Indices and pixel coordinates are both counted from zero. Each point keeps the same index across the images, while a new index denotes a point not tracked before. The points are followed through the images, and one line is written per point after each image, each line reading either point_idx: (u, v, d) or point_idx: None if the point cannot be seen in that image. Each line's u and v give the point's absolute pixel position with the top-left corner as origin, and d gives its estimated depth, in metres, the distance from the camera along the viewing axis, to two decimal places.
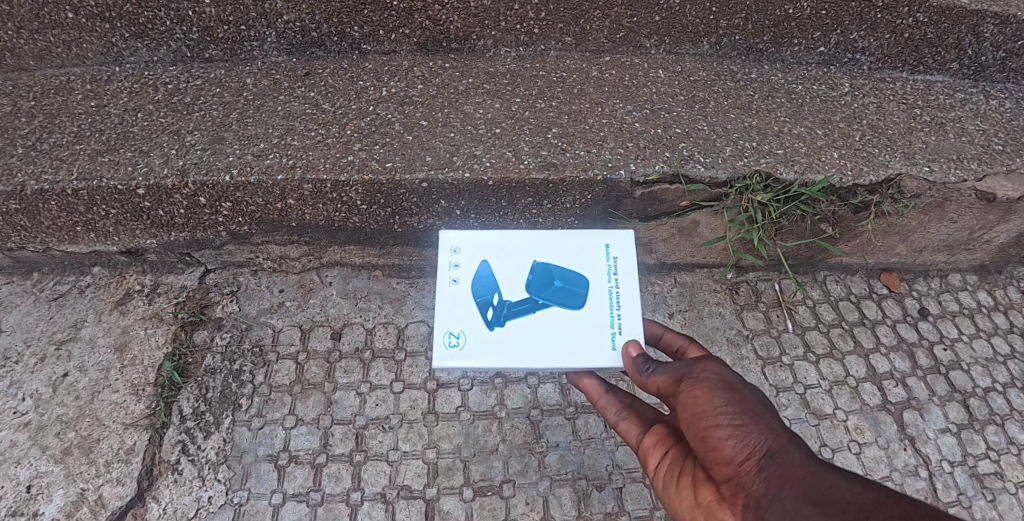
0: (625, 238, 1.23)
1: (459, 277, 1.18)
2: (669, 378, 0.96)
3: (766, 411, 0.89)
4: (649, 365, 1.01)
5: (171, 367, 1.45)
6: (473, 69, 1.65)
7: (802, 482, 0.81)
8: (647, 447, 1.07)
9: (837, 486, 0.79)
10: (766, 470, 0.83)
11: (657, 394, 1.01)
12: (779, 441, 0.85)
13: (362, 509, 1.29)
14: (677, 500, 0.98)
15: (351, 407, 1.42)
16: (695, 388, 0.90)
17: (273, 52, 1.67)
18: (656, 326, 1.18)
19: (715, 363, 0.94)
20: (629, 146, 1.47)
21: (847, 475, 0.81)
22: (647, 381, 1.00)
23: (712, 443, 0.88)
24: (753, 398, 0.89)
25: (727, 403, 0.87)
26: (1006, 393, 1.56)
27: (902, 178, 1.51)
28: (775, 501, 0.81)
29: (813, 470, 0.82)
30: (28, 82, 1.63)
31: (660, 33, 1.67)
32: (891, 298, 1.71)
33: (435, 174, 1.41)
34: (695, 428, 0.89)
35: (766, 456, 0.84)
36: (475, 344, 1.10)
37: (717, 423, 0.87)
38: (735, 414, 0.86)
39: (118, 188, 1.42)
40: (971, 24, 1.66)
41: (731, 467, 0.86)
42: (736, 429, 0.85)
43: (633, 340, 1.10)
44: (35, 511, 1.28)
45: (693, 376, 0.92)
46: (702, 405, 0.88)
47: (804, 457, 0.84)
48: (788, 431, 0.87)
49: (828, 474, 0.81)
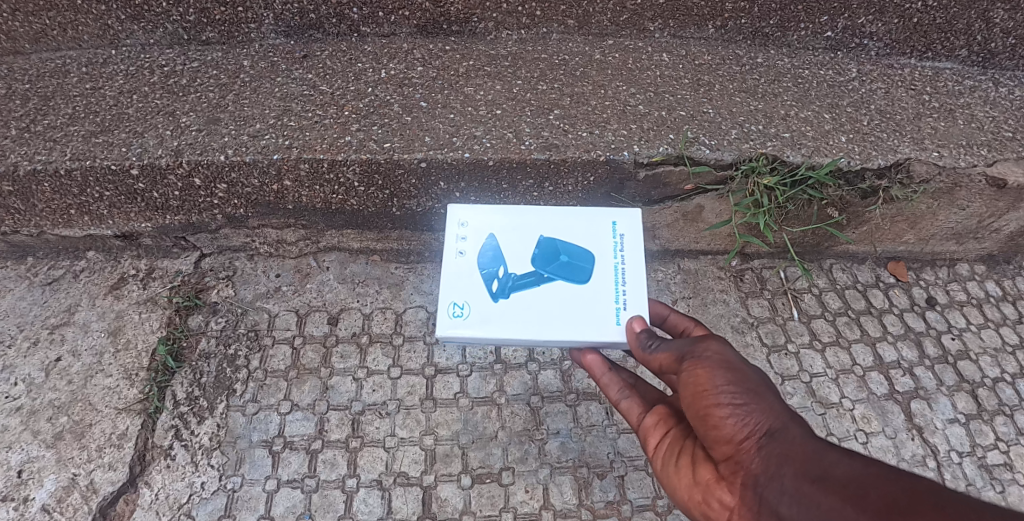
0: (632, 217, 1.20)
1: (466, 249, 1.16)
2: (671, 356, 0.93)
3: (768, 390, 0.86)
4: (652, 341, 0.99)
5: (165, 351, 1.43)
6: (473, 52, 1.62)
7: (802, 459, 0.77)
8: (648, 426, 1.04)
9: (837, 462, 0.75)
10: (765, 449, 0.80)
11: (659, 371, 0.98)
12: (780, 420, 0.82)
13: (358, 496, 1.26)
14: (675, 478, 0.95)
15: (348, 392, 1.39)
16: (696, 367, 0.88)
17: (271, 35, 1.64)
18: (662, 307, 1.15)
19: (719, 341, 0.91)
20: (632, 128, 1.44)
21: (848, 452, 0.77)
22: (649, 358, 0.97)
23: (712, 421, 0.85)
24: (755, 377, 0.86)
25: (728, 382, 0.85)
26: (1015, 384, 1.53)
27: (911, 162, 1.48)
28: (774, 479, 0.78)
29: (813, 448, 0.79)
30: (24, 66, 1.60)
31: (664, 16, 1.64)
32: (898, 287, 1.68)
33: (435, 154, 1.38)
34: (696, 406, 0.87)
35: (766, 436, 0.81)
36: (478, 315, 1.07)
37: (717, 401, 0.84)
38: (736, 392, 0.83)
39: (112, 168, 1.39)
40: (980, 9, 1.63)
41: (730, 446, 0.84)
42: (736, 408, 0.83)
43: (638, 316, 1.06)
44: (26, 496, 1.25)
45: (696, 354, 0.89)
46: (702, 383, 0.86)
47: (806, 435, 0.80)
48: (790, 410, 0.84)
49: (829, 451, 0.77)
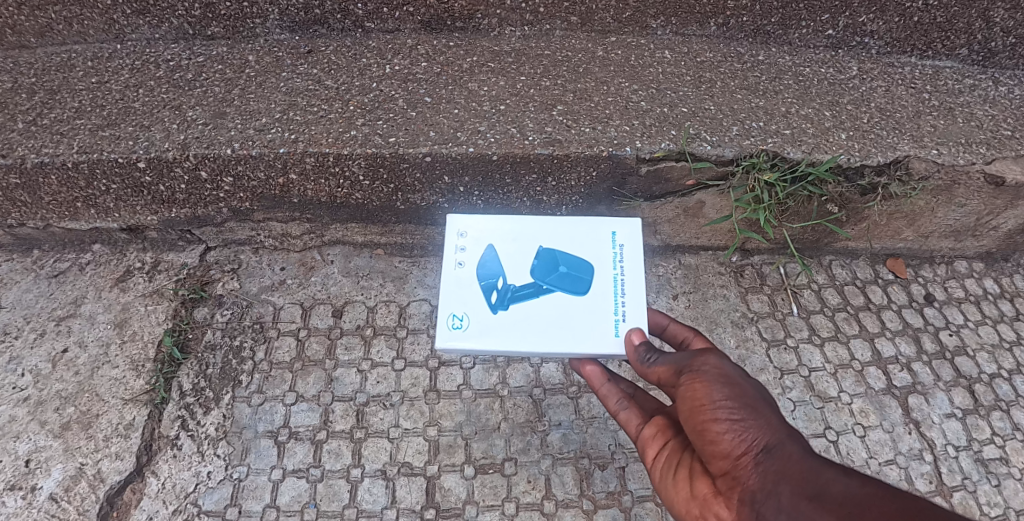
0: (632, 227, 1.21)
1: (465, 260, 1.17)
2: (669, 370, 0.95)
3: (766, 406, 0.87)
4: (651, 355, 1.00)
5: (171, 342, 1.44)
6: (477, 48, 1.64)
7: (798, 477, 0.78)
8: (646, 437, 1.06)
9: (834, 480, 0.75)
10: (762, 465, 0.81)
11: (658, 384, 1.00)
12: (778, 436, 0.83)
13: (362, 486, 1.28)
14: (673, 491, 0.97)
15: (352, 384, 1.41)
16: (695, 381, 0.89)
17: (276, 30, 1.65)
18: (661, 316, 1.17)
19: (718, 356, 0.93)
20: (634, 124, 1.45)
21: (846, 470, 0.77)
22: (649, 371, 0.99)
23: (709, 436, 0.87)
24: (753, 393, 0.88)
25: (726, 397, 0.86)
26: (1012, 380, 1.55)
27: (910, 159, 1.49)
28: (770, 495, 0.78)
29: (810, 465, 0.79)
30: (29, 60, 1.61)
31: (666, 13, 1.65)
32: (897, 284, 1.70)
33: (440, 148, 1.39)
34: (693, 421, 0.89)
35: (763, 451, 0.82)
36: (477, 327, 1.09)
37: (715, 416, 0.86)
38: (734, 408, 0.85)
39: (119, 161, 1.41)
40: (981, 8, 1.64)
41: (727, 461, 0.85)
42: (734, 423, 0.84)
43: (637, 328, 1.08)
44: (34, 485, 1.27)
45: (694, 368, 0.91)
46: (700, 398, 0.87)
47: (803, 452, 0.81)
48: (788, 427, 0.85)
49: (826, 469, 0.77)
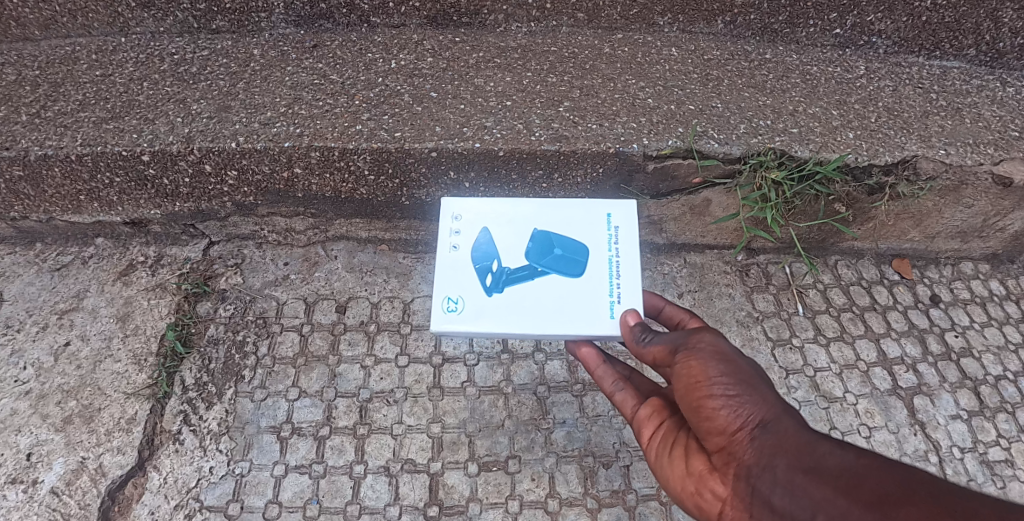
0: (627, 208, 1.20)
1: (460, 244, 1.16)
2: (665, 349, 0.94)
3: (761, 382, 0.87)
4: (647, 334, 1.00)
5: (174, 337, 1.44)
6: (483, 43, 1.63)
7: (795, 450, 0.78)
8: (642, 417, 1.05)
9: (830, 453, 0.76)
10: (757, 440, 0.81)
11: (653, 364, 0.99)
12: (774, 411, 0.83)
13: (365, 482, 1.27)
14: (668, 469, 0.96)
15: (355, 379, 1.40)
16: (690, 359, 0.89)
17: (281, 24, 1.64)
18: (657, 298, 1.16)
19: (713, 334, 0.92)
20: (641, 121, 1.45)
21: (841, 443, 0.78)
22: (644, 351, 0.98)
23: (706, 413, 0.86)
24: (749, 370, 0.88)
25: (722, 373, 0.86)
26: (1017, 382, 1.54)
27: (918, 159, 1.48)
28: (767, 469, 0.79)
29: (806, 439, 0.80)
30: (33, 53, 1.60)
31: (674, 10, 1.65)
32: (903, 284, 1.69)
33: (446, 144, 1.39)
34: (689, 398, 0.88)
35: (759, 426, 0.82)
36: (473, 310, 1.08)
37: (711, 392, 0.85)
38: (729, 384, 0.84)
39: (122, 154, 1.40)
40: (989, 8, 1.63)
41: (723, 437, 0.85)
42: (729, 400, 0.84)
43: (632, 309, 1.07)
44: (35, 479, 1.26)
45: (690, 346, 0.91)
46: (696, 375, 0.87)
47: (799, 426, 0.82)
48: (783, 402, 0.85)
49: (822, 442, 0.79)
